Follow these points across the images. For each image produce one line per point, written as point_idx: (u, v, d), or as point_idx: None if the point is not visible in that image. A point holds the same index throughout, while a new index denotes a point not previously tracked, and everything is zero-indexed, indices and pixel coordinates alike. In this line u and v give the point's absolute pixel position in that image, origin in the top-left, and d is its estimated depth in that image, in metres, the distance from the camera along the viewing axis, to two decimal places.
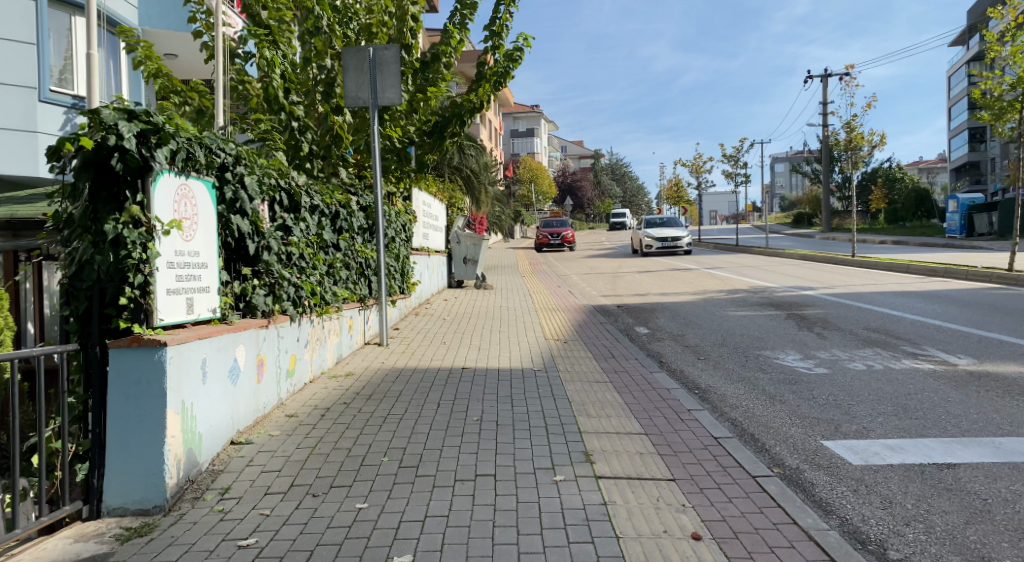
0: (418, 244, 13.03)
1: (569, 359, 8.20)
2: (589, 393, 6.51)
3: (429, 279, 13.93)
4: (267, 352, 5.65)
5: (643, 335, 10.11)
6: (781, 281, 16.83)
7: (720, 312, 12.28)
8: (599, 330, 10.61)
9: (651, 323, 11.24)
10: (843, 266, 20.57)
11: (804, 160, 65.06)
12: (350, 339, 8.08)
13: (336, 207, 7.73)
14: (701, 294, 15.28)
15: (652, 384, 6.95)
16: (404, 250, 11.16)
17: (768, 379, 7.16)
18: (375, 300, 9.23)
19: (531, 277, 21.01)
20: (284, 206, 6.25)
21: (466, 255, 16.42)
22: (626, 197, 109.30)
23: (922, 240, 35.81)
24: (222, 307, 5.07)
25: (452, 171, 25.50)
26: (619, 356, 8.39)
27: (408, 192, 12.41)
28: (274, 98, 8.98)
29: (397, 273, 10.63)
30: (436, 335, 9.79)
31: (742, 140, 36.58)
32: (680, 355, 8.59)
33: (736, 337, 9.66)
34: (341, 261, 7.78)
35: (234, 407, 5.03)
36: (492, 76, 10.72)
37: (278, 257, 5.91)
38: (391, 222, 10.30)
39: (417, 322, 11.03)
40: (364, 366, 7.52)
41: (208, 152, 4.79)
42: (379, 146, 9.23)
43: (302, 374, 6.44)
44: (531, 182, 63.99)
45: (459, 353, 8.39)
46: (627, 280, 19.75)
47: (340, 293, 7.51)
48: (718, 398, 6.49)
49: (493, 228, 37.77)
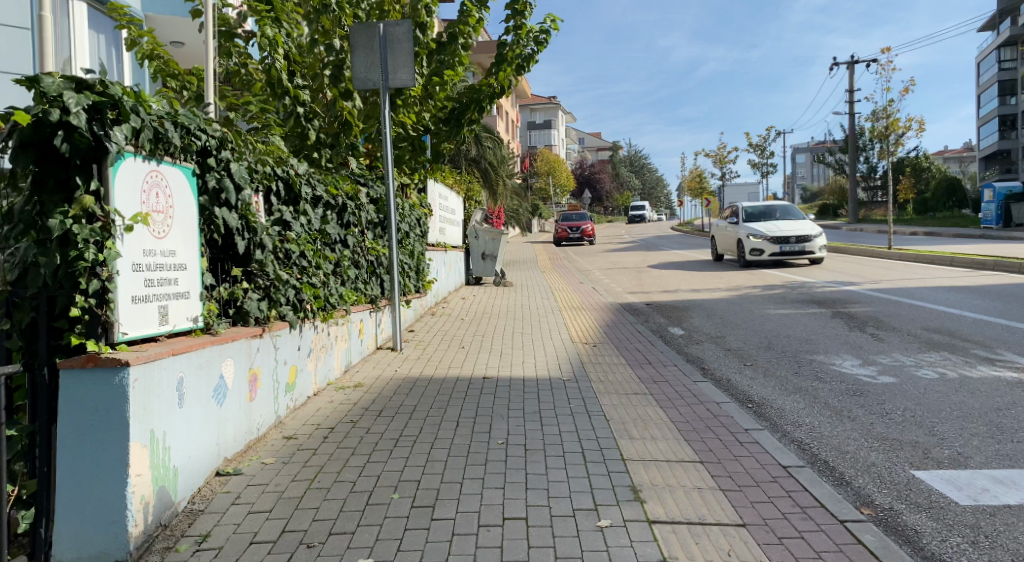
0: (434, 239, 12.29)
1: (602, 366, 7.42)
2: (628, 408, 5.72)
3: (446, 277, 13.19)
4: (262, 365, 4.92)
5: (679, 337, 9.32)
6: (819, 275, 15.93)
7: (759, 310, 11.45)
8: (631, 332, 9.80)
9: (685, 322, 10.45)
10: (881, 260, 19.58)
11: (829, 150, 63.61)
12: (361, 345, 7.36)
13: (344, 200, 7.00)
14: (735, 290, 14.43)
15: (698, 397, 6.16)
16: (419, 246, 10.42)
17: (829, 391, 6.34)
18: (388, 301, 8.51)
19: (552, 272, 20.25)
20: (282, 197, 5.53)
21: (485, 251, 15.70)
22: (645, 190, 108.02)
23: (956, 232, 34.60)
24: (206, 315, 4.34)
25: (469, 163, 24.76)
26: (656, 363, 7.59)
27: (424, 183, 11.68)
28: (278, 82, 8.26)
29: (412, 270, 9.90)
30: (453, 338, 9.05)
31: (767, 129, 35.54)
32: (723, 360, 7.80)
33: (783, 339, 8.83)
34: (349, 259, 7.05)
35: (220, 432, 4.30)
36: (514, 59, 9.87)
37: (274, 255, 5.19)
38: (405, 216, 9.57)
39: (434, 323, 10.31)
40: (375, 376, 6.79)
41: (185, 133, 4.07)
42: (391, 132, 8.52)
43: (304, 387, 5.72)
44: (548, 175, 63.22)
45: (480, 359, 7.64)
46: (653, 275, 18.91)
47: (348, 295, 6.79)
48: (777, 414, 5.69)
49: (511, 222, 37.04)
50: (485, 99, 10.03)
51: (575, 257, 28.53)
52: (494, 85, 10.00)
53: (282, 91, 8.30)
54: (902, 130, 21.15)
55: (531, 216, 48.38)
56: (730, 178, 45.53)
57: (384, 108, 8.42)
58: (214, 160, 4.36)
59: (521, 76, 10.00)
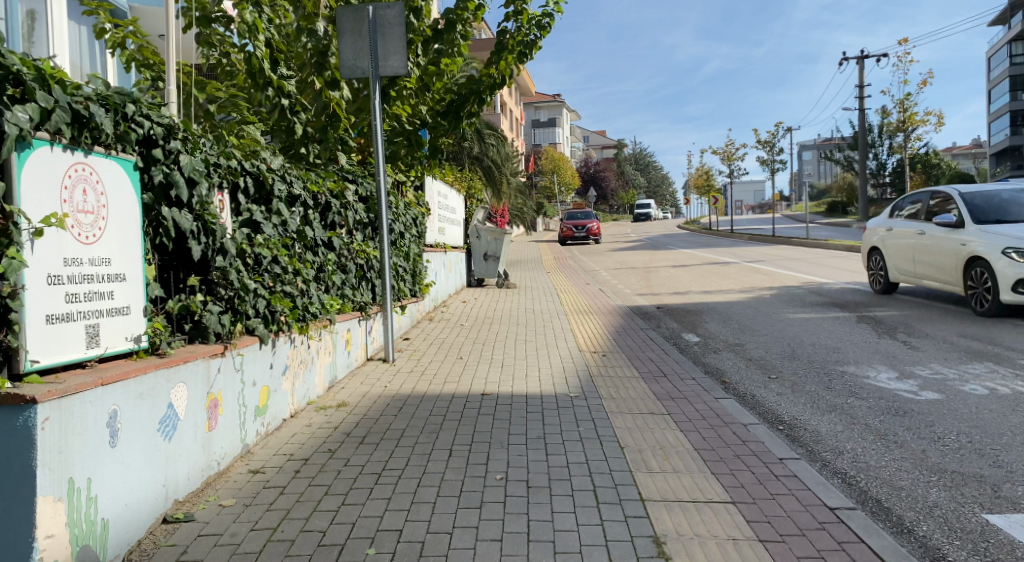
0: (432, 240, 11.65)
1: (613, 380, 6.76)
2: (644, 432, 5.06)
3: (446, 279, 12.55)
4: (224, 388, 4.28)
5: (694, 345, 8.67)
6: (837, 276, 15.23)
7: (777, 314, 10.77)
8: (642, 339, 9.13)
9: (700, 328, 9.79)
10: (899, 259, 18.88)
11: (837, 147, 62.74)
12: (348, 357, 6.73)
13: (327, 197, 6.35)
14: (749, 292, 13.76)
15: (722, 417, 5.49)
16: (416, 247, 9.79)
17: (868, 409, 5.66)
18: (379, 307, 7.86)
19: (557, 273, 19.59)
20: (251, 194, 4.88)
21: (487, 251, 15.04)
22: (650, 187, 107.27)
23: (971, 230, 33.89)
24: (151, 333, 3.69)
25: (471, 161, 24.09)
26: (672, 376, 6.93)
27: (421, 181, 11.03)
28: (260, 71, 7.61)
29: (407, 274, 9.28)
30: (450, 346, 8.41)
31: (777, 125, 34.77)
32: (745, 372, 7.14)
33: (808, 348, 8.15)
34: (334, 262, 6.41)
35: (167, 471, 3.66)
36: (515, 46, 9.19)
37: (239, 261, 4.55)
38: (400, 216, 8.91)
39: (430, 329, 9.67)
40: (361, 393, 6.14)
41: (121, 119, 3.43)
42: (383, 124, 7.90)
43: (278, 409, 5.09)
44: (553, 173, 62.66)
45: (479, 372, 7.00)
46: (661, 276, 18.25)
47: (333, 303, 6.14)
48: (813, 439, 5.02)
49: (515, 221, 36.38)
50: (485, 90, 9.31)
51: (580, 256, 27.86)
52: (495, 75, 9.32)
53: (265, 81, 7.69)
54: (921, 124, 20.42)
55: (536, 214, 47.68)
56: (738, 175, 44.85)
57: (374, 99, 7.80)
58: (162, 151, 3.71)
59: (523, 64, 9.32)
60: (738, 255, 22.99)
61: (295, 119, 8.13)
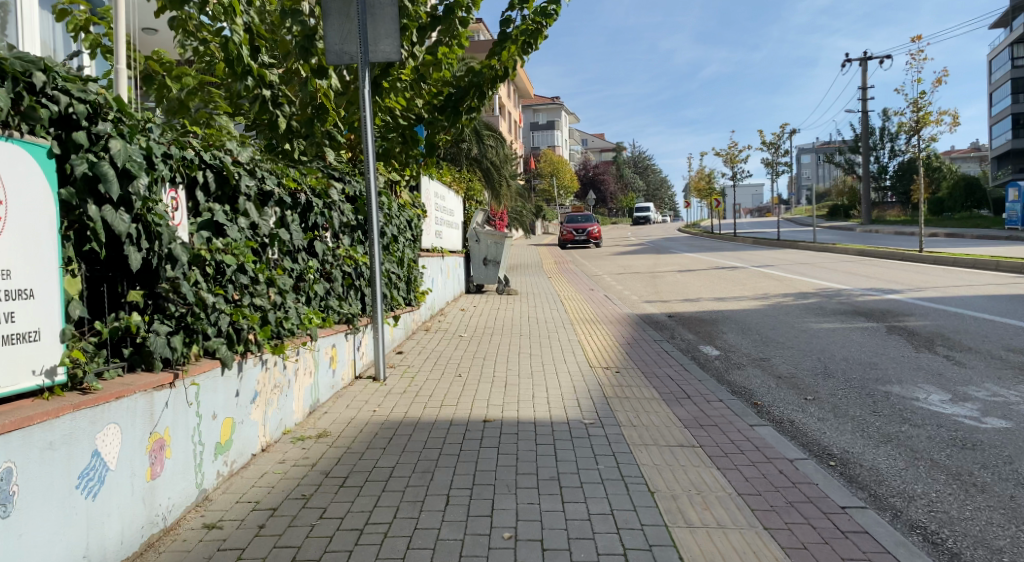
0: (428, 244, 10.92)
1: (631, 402, 6.00)
2: (675, 472, 4.32)
3: (443, 286, 11.82)
4: (173, 426, 3.52)
5: (716, 360, 7.95)
6: (855, 283, 14.52)
7: (799, 325, 10.04)
8: (657, 353, 8.38)
9: (718, 340, 9.08)
10: (913, 264, 18.21)
11: (839, 150, 62.09)
12: (333, 377, 5.98)
13: (308, 196, 5.60)
14: (765, 299, 13.04)
15: (763, 451, 4.74)
16: (411, 252, 9.06)
17: (930, 440, 4.91)
18: (369, 319, 7.12)
19: (559, 279, 18.87)
20: (212, 191, 4.13)
21: (487, 256, 14.30)
22: (650, 190, 106.72)
23: (979, 233, 33.34)
24: (70, 363, 2.92)
25: (470, 163, 23.34)
26: (696, 398, 6.18)
27: (417, 181, 10.30)
28: (238, 58, 6.86)
29: (401, 281, 8.55)
30: (448, 361, 7.68)
31: (782, 127, 34.05)
32: (777, 393, 6.41)
33: (842, 364, 7.41)
34: (315, 270, 5.66)
35: (90, 538, 2.91)
36: (519, 36, 8.43)
37: (195, 271, 3.81)
38: (393, 217, 8.17)
39: (427, 341, 8.92)
40: (346, 420, 5.39)
41: (22, 93, 2.71)
42: (374, 116, 7.16)
43: (245, 443, 4.34)
44: (552, 176, 62.09)
45: (480, 392, 6.26)
46: (668, 281, 17.53)
47: (313, 316, 5.39)
48: (874, 481, 4.27)
49: (515, 224, 35.63)
50: (486, 83, 8.58)
51: (581, 260, 27.17)
52: (496, 67, 8.59)
53: (243, 70, 6.93)
54: (935, 125, 19.77)
55: (535, 218, 47.01)
56: (741, 178, 44.24)
57: (363, 90, 7.07)
58: (86, 135, 2.95)
59: (528, 55, 8.57)
60: (745, 260, 22.28)
61: (277, 111, 7.38)
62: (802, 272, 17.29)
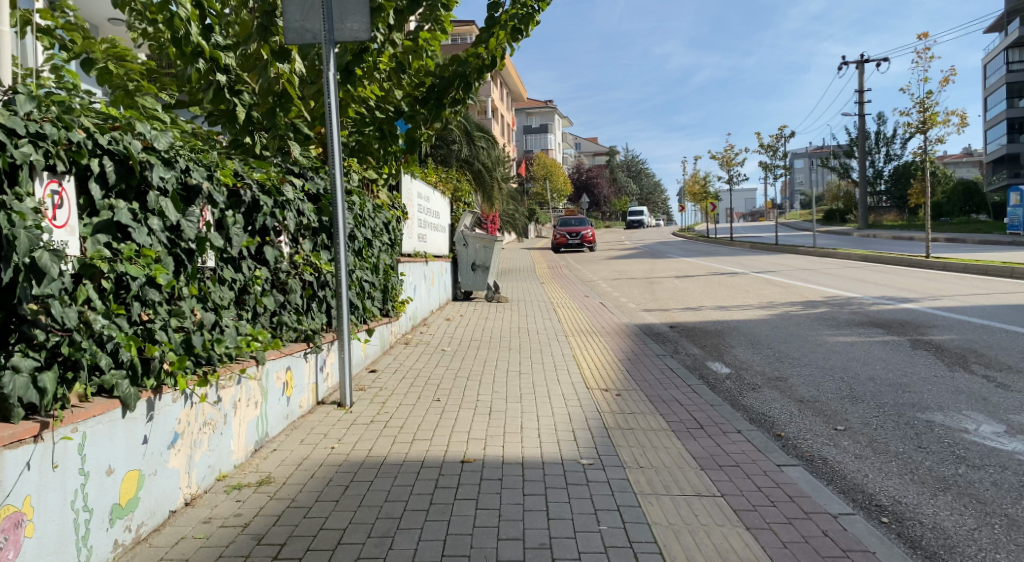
0: (410, 249, 10.09)
1: (635, 434, 5.16)
2: (696, 537, 3.48)
3: (427, 294, 10.95)
4: (38, 490, 2.68)
5: (726, 379, 7.14)
6: (865, 291, 13.75)
7: (813, 338, 9.20)
8: (661, 371, 7.53)
9: (726, 356, 8.27)
10: (921, 270, 17.45)
11: (835, 153, 61.47)
12: (286, 404, 5.14)
13: (253, 193, 4.76)
14: (771, 308, 12.26)
15: (799, 503, 3.91)
16: (388, 258, 8.21)
17: (996, 488, 4.08)
18: (335, 334, 6.27)
19: (553, 285, 18.06)
20: (111, 185, 3.27)
21: (475, 261, 13.49)
22: (644, 194, 105.99)
23: (981, 238, 32.73)
24: None
25: (461, 165, 22.47)
26: (709, 429, 5.35)
27: (398, 180, 9.44)
28: (184, 37, 6.02)
29: (376, 290, 7.70)
30: (426, 380, 6.83)
31: (780, 129, 33.31)
32: (801, 422, 5.59)
33: (870, 386, 6.56)
34: (259, 281, 4.79)
35: None
36: (508, 20, 7.53)
37: (82, 287, 2.97)
38: (365, 220, 7.30)
39: (405, 356, 8.09)
40: (296, 461, 4.53)
41: None
42: (340, 103, 6.30)
43: (160, 500, 3.49)
44: (546, 179, 61.26)
45: (459, 422, 5.41)
46: (667, 288, 16.71)
47: (256, 336, 4.52)
48: (942, 547, 3.43)
49: (507, 229, 34.80)
50: (472, 74, 7.69)
51: (575, 265, 26.32)
52: (484, 55, 7.68)
53: (193, 50, 6.13)
54: (943, 125, 19.02)
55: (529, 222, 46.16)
56: (737, 181, 43.54)
57: (328, 75, 6.20)
58: None
59: (518, 42, 7.68)
60: (746, 266, 21.49)
61: (235, 99, 6.54)
62: (807, 279, 16.50)
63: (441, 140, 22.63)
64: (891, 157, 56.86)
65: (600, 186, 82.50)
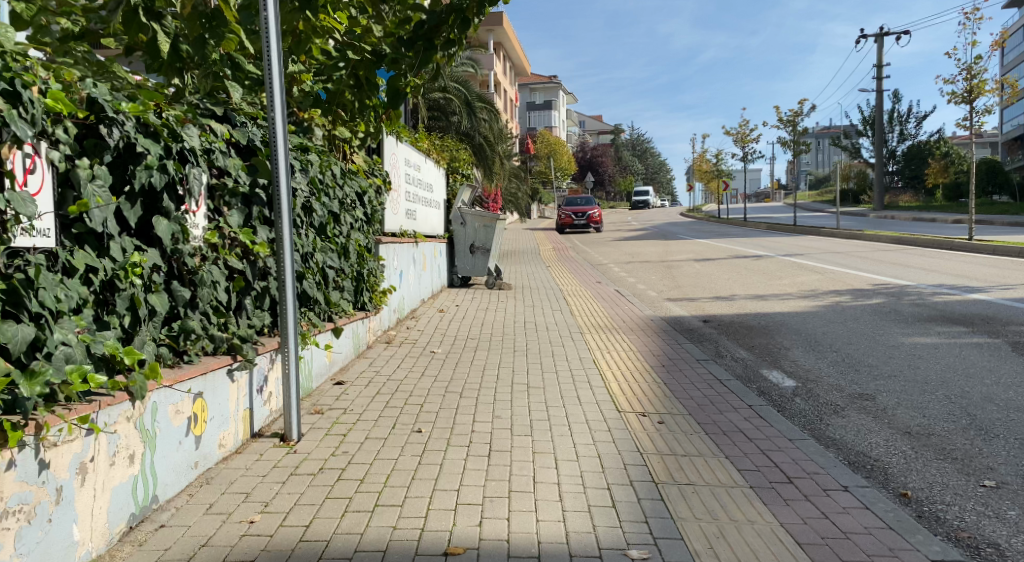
0: (396, 227, 8.45)
1: (700, 497, 3.55)
2: None
3: (416, 280, 9.38)
4: None
5: (794, 399, 5.50)
6: (918, 278, 12.12)
7: (884, 339, 7.56)
8: (707, 384, 5.92)
9: (783, 363, 6.66)
10: (967, 255, 15.78)
11: (848, 132, 59.54)
12: (192, 449, 3.55)
13: (129, 134, 3.11)
14: (816, 299, 10.64)
15: None
16: (364, 238, 6.59)
17: None
18: (275, 339, 4.63)
19: (561, 269, 16.48)
20: None
21: (474, 242, 11.88)
22: (649, 174, 103.94)
23: (1009, 220, 31.08)
24: None
25: (461, 138, 20.83)
26: (802, 485, 3.74)
27: (379, 142, 7.78)
28: None
29: (345, 278, 6.09)
30: (403, 398, 5.21)
31: (800, 103, 31.59)
32: (927, 472, 3.96)
33: (995, 412, 4.92)
34: (139, 272, 3.15)
35: None
36: None
37: None
38: (329, 189, 5.67)
39: (382, 359, 6.48)
40: (184, 554, 2.91)
41: None
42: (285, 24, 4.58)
43: None
44: (549, 158, 59.37)
45: (445, 471, 3.80)
46: (687, 273, 15.08)
47: (118, 360, 2.90)
48: None
49: (510, 208, 33.17)
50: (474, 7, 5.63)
51: (583, 247, 24.72)
52: None
53: None
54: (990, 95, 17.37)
55: (532, 201, 44.54)
56: (749, 159, 41.86)
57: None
58: None
59: None
60: (770, 249, 19.87)
61: (153, 23, 4.79)
62: (845, 264, 14.86)
63: (438, 109, 21.13)
64: (906, 136, 55.03)
65: (604, 165, 80.62)
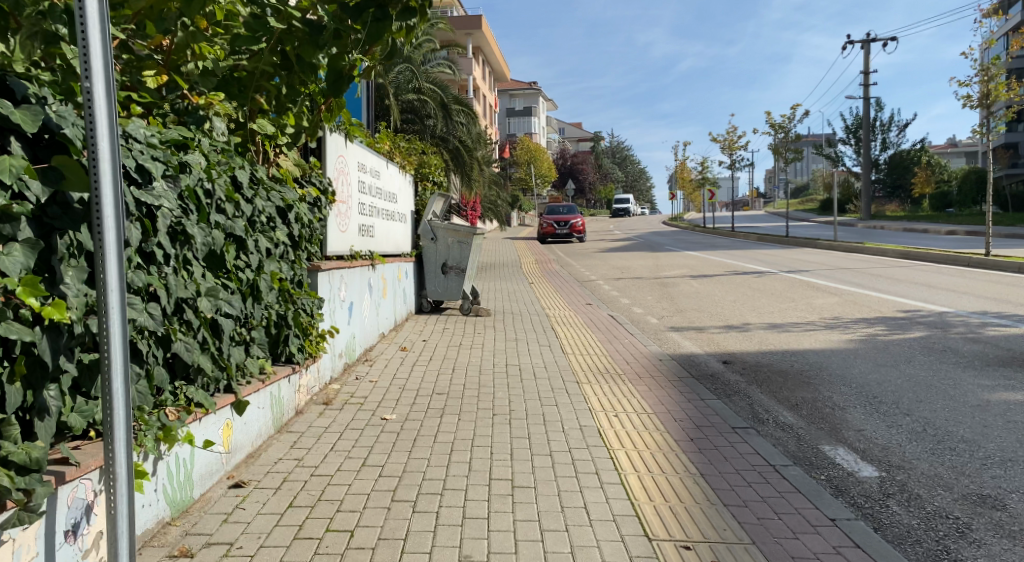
0: (344, 249, 6.72)
1: None
2: None
3: (374, 310, 7.70)
4: None
5: (888, 506, 3.87)
6: (953, 304, 10.61)
7: (962, 395, 5.95)
8: (758, 475, 4.28)
9: (845, 435, 5.04)
10: (992, 273, 14.35)
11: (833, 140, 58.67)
12: None
13: None
14: (846, 331, 9.07)
15: None
16: (288, 270, 4.88)
17: None
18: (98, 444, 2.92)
19: (545, 287, 14.82)
20: None
21: (446, 261, 10.15)
22: (630, 181, 102.83)
23: (1006, 231, 29.94)
24: None
25: (436, 142, 19.11)
26: None
27: (318, 140, 6.07)
28: None
29: (255, 326, 4.38)
30: (324, 517, 3.52)
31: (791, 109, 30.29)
32: None
33: None
34: None
35: None
36: None
37: None
38: (225, 205, 3.96)
39: (311, 432, 4.79)
40: None
41: None
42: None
43: None
44: (530, 165, 57.75)
45: None
46: (686, 293, 13.49)
47: None
48: None
49: (490, 218, 31.50)
50: None
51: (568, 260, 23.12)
52: None
53: None
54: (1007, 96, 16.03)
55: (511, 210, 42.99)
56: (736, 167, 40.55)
57: None
58: None
59: None
60: (770, 264, 18.37)
61: None
62: (861, 284, 13.35)
63: (412, 111, 19.44)
64: (892, 145, 54.17)
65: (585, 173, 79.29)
